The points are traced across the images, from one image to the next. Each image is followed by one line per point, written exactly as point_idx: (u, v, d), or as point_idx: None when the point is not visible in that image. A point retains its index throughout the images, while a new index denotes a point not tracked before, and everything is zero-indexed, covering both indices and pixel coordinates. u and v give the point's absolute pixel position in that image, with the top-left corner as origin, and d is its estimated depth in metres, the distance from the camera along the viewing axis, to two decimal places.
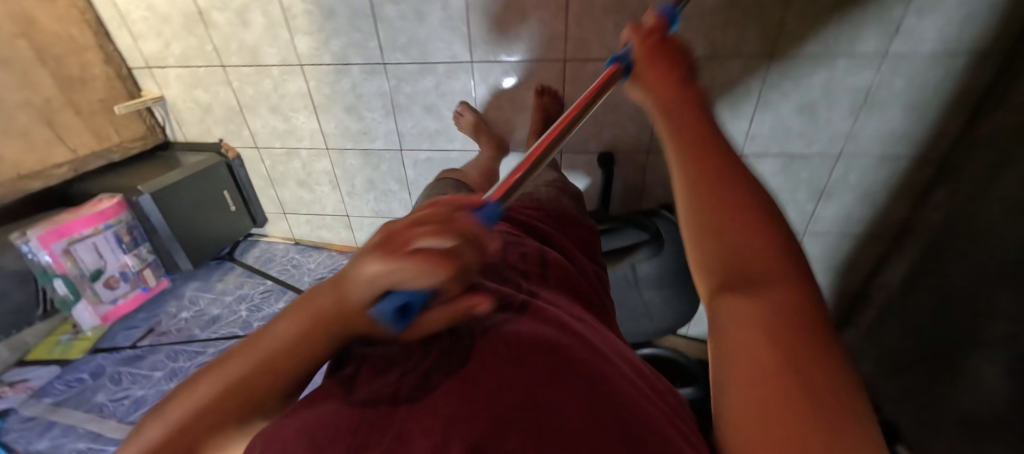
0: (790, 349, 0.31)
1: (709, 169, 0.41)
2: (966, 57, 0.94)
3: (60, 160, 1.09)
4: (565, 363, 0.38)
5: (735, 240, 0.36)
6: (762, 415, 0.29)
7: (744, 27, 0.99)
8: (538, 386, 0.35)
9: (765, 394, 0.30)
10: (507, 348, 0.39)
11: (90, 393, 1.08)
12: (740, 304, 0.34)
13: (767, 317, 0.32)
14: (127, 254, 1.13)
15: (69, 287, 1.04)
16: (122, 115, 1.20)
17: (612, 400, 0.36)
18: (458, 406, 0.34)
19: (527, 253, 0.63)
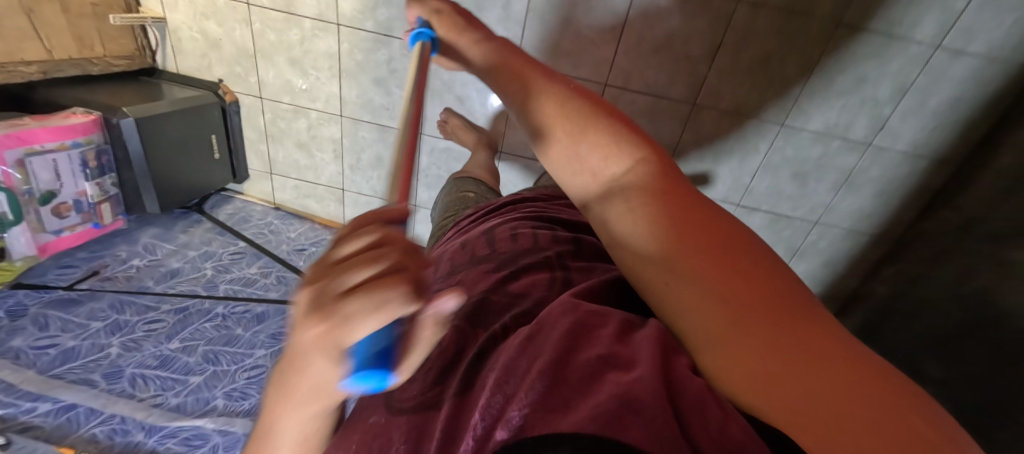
0: (736, 311, 0.36)
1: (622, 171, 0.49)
2: (927, 161, 1.14)
3: (31, 58, 0.93)
4: (591, 332, 0.39)
5: (630, 200, 0.48)
6: (716, 334, 0.36)
7: (768, 95, 1.10)
8: (567, 350, 0.37)
9: (716, 320, 0.37)
10: (541, 326, 0.41)
11: (5, 335, 0.90)
12: (688, 282, 0.40)
13: (677, 251, 0.42)
14: (89, 182, 0.97)
15: (13, 205, 0.86)
16: (114, 26, 1.06)
17: (627, 349, 0.37)
18: (507, 387, 0.35)
19: (557, 236, 0.66)
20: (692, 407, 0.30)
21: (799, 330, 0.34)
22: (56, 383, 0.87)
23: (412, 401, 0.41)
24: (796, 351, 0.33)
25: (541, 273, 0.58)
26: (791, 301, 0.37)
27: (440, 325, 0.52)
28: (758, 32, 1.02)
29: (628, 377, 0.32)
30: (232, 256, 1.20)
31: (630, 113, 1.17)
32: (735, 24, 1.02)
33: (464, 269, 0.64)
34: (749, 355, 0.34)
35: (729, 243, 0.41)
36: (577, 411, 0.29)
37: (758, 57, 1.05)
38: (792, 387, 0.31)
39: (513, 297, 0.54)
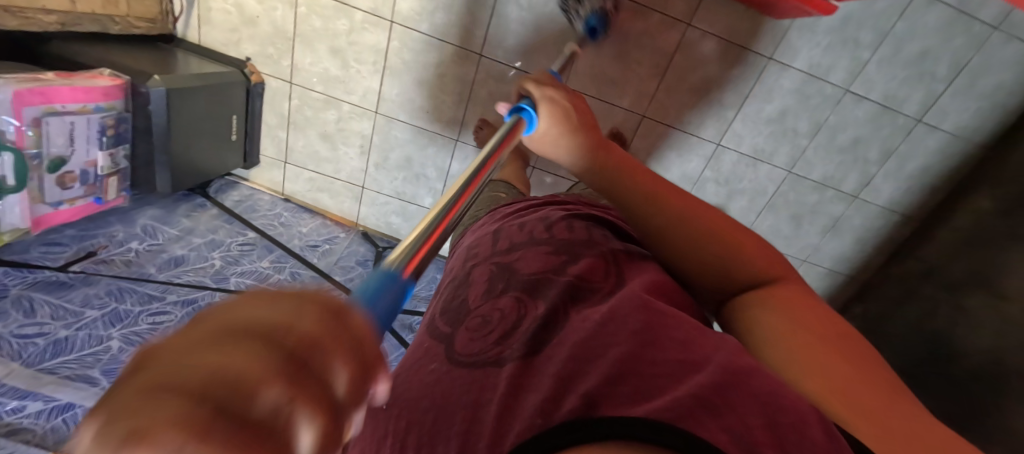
0: (829, 343, 0.43)
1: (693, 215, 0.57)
2: (897, 216, 1.32)
3: (54, 7, 0.82)
4: (674, 333, 0.41)
5: (738, 265, 0.53)
6: (816, 375, 0.40)
7: (781, 145, 1.23)
8: (644, 345, 0.39)
9: (823, 365, 0.41)
10: (609, 318, 0.43)
11: None
12: (778, 317, 0.47)
13: (791, 317, 0.46)
14: (102, 152, 0.86)
15: (20, 173, 0.75)
16: None
17: (706, 355, 0.38)
18: (578, 369, 0.38)
19: (607, 233, 0.63)
20: (777, 406, 0.33)
21: (894, 400, 0.38)
22: (48, 379, 0.74)
23: (473, 358, 0.45)
24: (896, 412, 0.37)
25: (599, 261, 0.55)
26: (889, 381, 0.41)
27: (499, 293, 0.53)
28: (781, 87, 1.15)
29: (704, 378, 0.35)
30: (241, 247, 1.11)
31: (661, 146, 1.24)
32: (764, 78, 1.14)
33: (522, 247, 0.60)
34: (856, 397, 0.38)
35: (804, 302, 0.49)
36: (659, 401, 0.33)
37: (778, 110, 1.18)
38: (894, 434, 0.35)
39: (569, 281, 0.52)
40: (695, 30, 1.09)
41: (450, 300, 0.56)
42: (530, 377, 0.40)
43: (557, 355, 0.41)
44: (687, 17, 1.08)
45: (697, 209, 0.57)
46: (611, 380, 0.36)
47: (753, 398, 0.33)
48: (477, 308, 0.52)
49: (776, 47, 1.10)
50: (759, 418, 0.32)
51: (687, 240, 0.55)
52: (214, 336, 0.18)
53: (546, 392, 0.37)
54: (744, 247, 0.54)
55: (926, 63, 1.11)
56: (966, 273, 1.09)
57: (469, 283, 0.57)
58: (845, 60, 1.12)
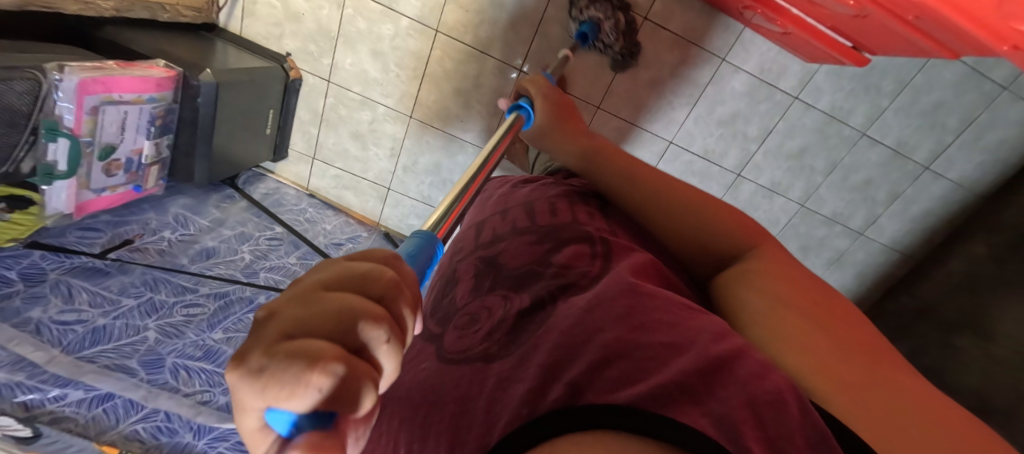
0: (826, 324, 0.40)
1: (677, 196, 0.56)
2: (897, 254, 1.40)
3: None
4: (655, 313, 0.36)
5: (714, 238, 0.52)
6: (812, 357, 0.36)
7: (796, 179, 1.29)
8: (630, 329, 0.35)
9: (800, 336, 0.39)
10: (598, 303, 0.39)
11: (21, 302, 0.75)
12: (769, 291, 0.44)
13: (771, 285, 0.44)
14: (148, 141, 0.86)
15: (70, 160, 0.76)
16: None
17: (693, 334, 0.34)
18: (569, 355, 0.34)
19: (594, 210, 0.56)
20: (756, 382, 0.29)
21: (882, 374, 0.35)
22: (88, 368, 0.74)
23: (461, 354, 0.41)
24: (874, 377, 0.34)
25: (586, 245, 0.48)
26: (873, 349, 0.38)
27: (487, 291, 0.48)
28: (803, 126, 1.20)
29: (683, 360, 0.31)
30: (269, 242, 1.11)
31: (685, 171, 1.28)
32: (788, 116, 1.19)
33: (505, 239, 0.54)
34: (830, 365, 0.35)
35: (799, 283, 0.45)
36: (637, 387, 0.29)
37: (798, 147, 1.23)
38: (869, 396, 0.32)
39: (553, 274, 0.46)
40: (729, 64, 1.14)
41: (441, 296, 0.53)
42: (520, 370, 0.35)
43: (545, 344, 0.37)
44: (723, 52, 1.12)
45: (671, 187, 0.57)
46: (595, 368, 0.32)
47: (733, 375, 0.29)
48: (465, 306, 0.48)
49: (802, 87, 1.15)
50: (739, 398, 0.28)
51: (666, 212, 0.55)
52: (315, 300, 0.24)
53: (531, 383, 0.33)
54: (720, 219, 0.53)
55: (939, 115, 1.18)
56: (957, 313, 1.15)
57: (456, 279, 0.53)
58: (865, 106, 1.17)
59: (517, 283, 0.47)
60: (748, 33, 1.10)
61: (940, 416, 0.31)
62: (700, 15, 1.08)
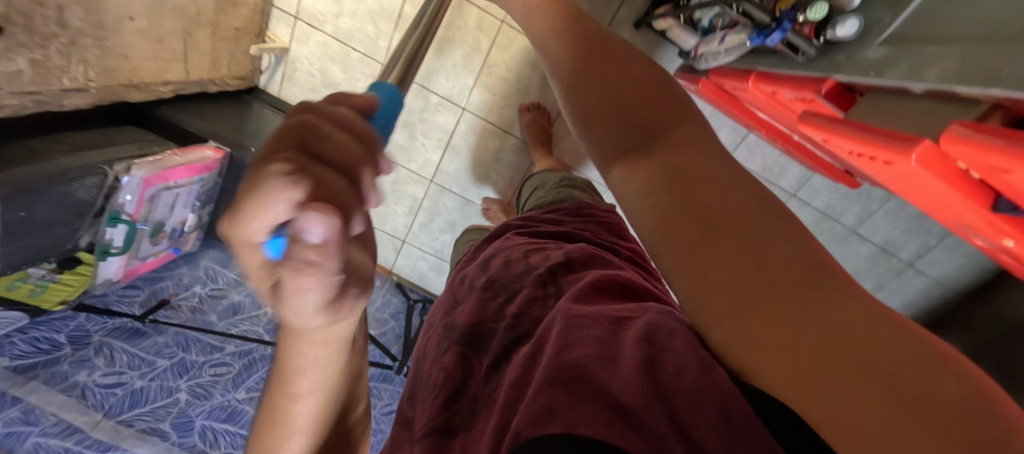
0: (746, 244, 0.26)
1: (595, 61, 0.37)
2: None
3: (171, 78, 0.88)
4: (586, 331, 0.36)
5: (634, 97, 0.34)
6: (746, 328, 0.25)
7: None
8: (560, 350, 0.35)
9: (728, 280, 0.26)
10: (541, 343, 0.39)
11: (69, 366, 0.83)
12: (671, 205, 0.29)
13: (672, 183, 0.30)
14: (193, 212, 0.94)
15: (126, 239, 0.84)
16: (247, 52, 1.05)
17: (619, 347, 0.34)
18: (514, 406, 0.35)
19: (551, 253, 0.57)
20: (689, 410, 0.27)
21: (826, 307, 0.24)
22: (127, 432, 0.82)
23: (427, 427, 0.45)
24: (831, 326, 0.23)
25: (539, 290, 0.51)
26: (816, 258, 0.26)
27: (443, 353, 0.51)
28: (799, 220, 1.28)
29: (621, 383, 0.30)
30: None
31: None
32: None
33: (465, 303, 0.57)
34: (769, 330, 0.24)
35: (703, 170, 0.30)
36: (570, 417, 0.29)
37: None
38: (835, 370, 0.22)
39: (510, 322, 0.49)
40: None
41: (416, 375, 0.57)
42: (479, 435, 0.39)
43: (498, 402, 0.38)
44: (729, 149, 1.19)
45: (600, 39, 0.38)
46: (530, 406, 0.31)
47: (656, 380, 0.30)
48: (430, 372, 0.51)
49: (800, 187, 1.23)
50: (665, 414, 0.28)
51: (593, 84, 0.36)
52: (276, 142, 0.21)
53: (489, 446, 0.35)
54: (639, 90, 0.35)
55: (925, 222, 1.25)
56: None
57: (425, 356, 0.56)
58: (858, 207, 1.25)
59: (478, 338, 0.50)
60: (753, 137, 1.17)
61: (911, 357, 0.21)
62: (712, 115, 1.15)
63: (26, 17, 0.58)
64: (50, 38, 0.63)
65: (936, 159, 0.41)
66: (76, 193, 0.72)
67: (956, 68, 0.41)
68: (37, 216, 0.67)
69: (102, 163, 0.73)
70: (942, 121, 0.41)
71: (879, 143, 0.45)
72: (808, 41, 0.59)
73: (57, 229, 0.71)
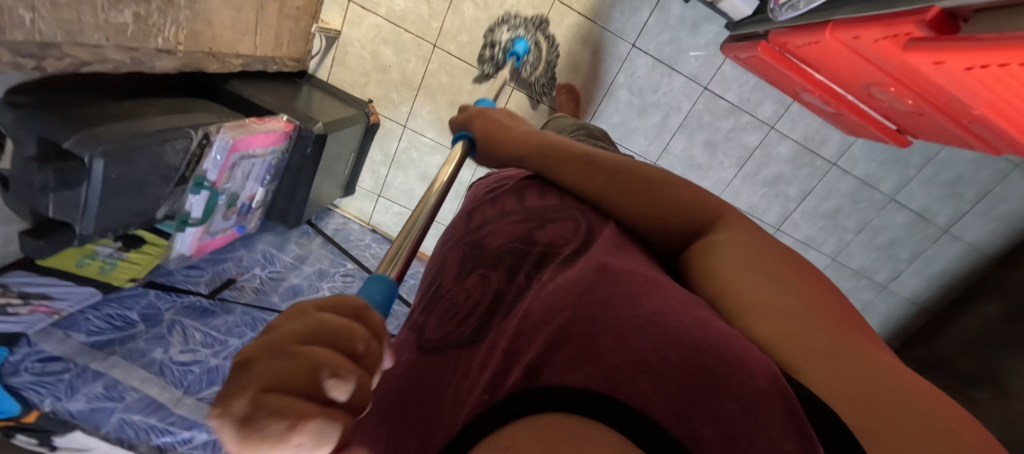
0: (826, 322, 0.35)
1: (621, 183, 0.52)
2: (912, 307, 1.54)
3: (242, 51, 0.88)
4: (620, 288, 0.35)
5: (673, 205, 0.50)
6: (822, 359, 0.31)
7: (826, 236, 1.40)
8: (589, 298, 0.33)
9: (774, 310, 0.36)
10: (562, 283, 0.36)
11: (144, 342, 0.80)
12: (764, 277, 0.40)
13: (742, 260, 0.41)
14: (261, 186, 0.92)
15: (205, 210, 0.82)
16: (305, 34, 1.07)
17: (651, 305, 0.32)
18: (524, 340, 0.32)
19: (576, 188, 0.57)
20: (727, 376, 0.27)
21: (890, 378, 0.30)
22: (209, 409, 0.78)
23: (440, 343, 0.40)
24: (854, 352, 0.32)
25: (565, 223, 0.48)
26: (838, 316, 0.37)
27: (466, 274, 0.46)
28: (838, 189, 1.32)
29: (643, 342, 0.29)
30: (345, 279, 1.13)
31: None
32: (826, 179, 1.31)
33: (490, 222, 0.52)
34: (803, 334, 0.34)
35: (788, 269, 0.41)
36: (594, 363, 0.27)
37: (832, 208, 1.35)
38: (851, 378, 0.29)
39: (539, 254, 0.45)
40: (777, 131, 1.24)
41: (431, 287, 0.50)
42: (472, 357, 0.36)
43: (504, 332, 0.35)
44: (772, 121, 1.23)
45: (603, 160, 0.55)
46: (550, 346, 0.29)
47: (678, 354, 0.28)
48: (449, 290, 0.45)
49: (840, 155, 1.27)
50: (691, 381, 0.27)
51: (630, 194, 0.51)
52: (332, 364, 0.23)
53: (491, 367, 0.31)
54: (648, 182, 0.52)
55: (958, 186, 1.30)
56: (974, 366, 1.32)
57: (443, 267, 0.51)
58: (894, 175, 1.29)
59: (480, 288, 0.44)
60: (796, 106, 1.21)
61: (940, 411, 0.27)
62: (755, 87, 1.19)
63: None
64: None
65: None
66: (166, 157, 0.70)
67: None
68: (132, 175, 0.65)
69: (189, 126, 0.71)
70: None
71: (1006, 47, 0.48)
72: None
73: (146, 192, 0.70)
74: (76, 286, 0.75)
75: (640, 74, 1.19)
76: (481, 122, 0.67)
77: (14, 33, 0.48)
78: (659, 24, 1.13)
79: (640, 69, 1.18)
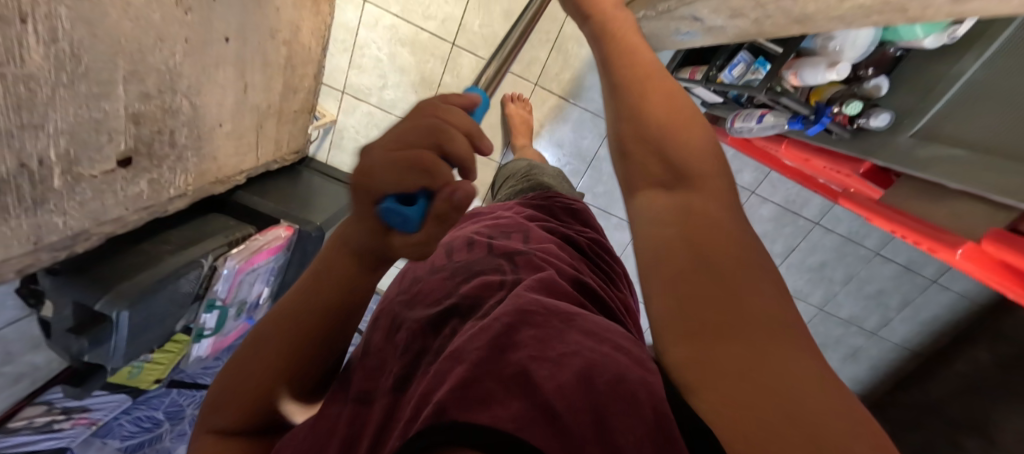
0: (757, 324, 0.31)
1: (626, 87, 0.41)
2: (905, 351, 1.57)
3: (245, 167, 0.97)
4: (536, 328, 0.38)
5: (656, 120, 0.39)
6: (729, 391, 0.29)
7: (813, 288, 1.45)
8: (503, 347, 0.36)
9: (701, 313, 0.32)
10: (481, 326, 0.39)
11: (171, 439, 1.01)
12: (696, 262, 0.34)
13: (680, 261, 0.35)
14: (266, 285, 1.01)
15: (218, 321, 0.92)
16: (304, 129, 1.16)
17: (563, 348, 0.35)
18: (440, 377, 0.35)
19: (512, 237, 0.62)
20: (624, 426, 0.29)
21: (806, 406, 0.27)
22: None
23: (365, 392, 0.45)
24: (773, 371, 0.29)
25: (495, 276, 0.52)
26: (780, 310, 0.32)
27: (397, 330, 0.50)
28: (823, 245, 1.35)
29: (549, 385, 0.31)
30: None
31: None
32: (809, 236, 1.34)
33: (422, 280, 0.57)
34: (722, 355, 0.31)
35: (740, 248, 0.35)
36: (507, 409, 0.30)
37: (817, 262, 1.39)
38: (758, 411, 0.27)
39: (466, 308, 0.49)
40: (758, 196, 1.29)
41: (360, 345, 0.54)
42: (395, 411, 0.40)
43: (424, 378, 0.39)
44: (752, 186, 1.27)
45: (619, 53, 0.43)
46: (452, 385, 0.33)
47: (586, 399, 0.31)
48: (377, 349, 0.50)
49: (823, 215, 1.30)
50: (590, 426, 0.29)
51: (619, 105, 0.41)
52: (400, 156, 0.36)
53: (407, 416, 0.35)
54: (652, 93, 0.40)
55: None
56: (963, 415, 1.34)
57: (371, 328, 0.56)
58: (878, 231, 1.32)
59: (414, 328, 0.48)
60: (775, 173, 1.25)
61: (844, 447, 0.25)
62: (734, 157, 1.23)
63: (146, 146, 0.68)
64: (163, 158, 0.72)
65: (982, 254, 0.53)
66: (182, 288, 0.79)
67: (993, 179, 0.48)
68: (153, 314, 0.74)
69: (199, 256, 0.80)
70: (977, 225, 0.50)
71: (926, 233, 0.57)
72: (844, 127, 0.63)
73: (167, 321, 0.79)
74: (108, 395, 0.87)
75: None
76: None
77: (48, 234, 0.57)
78: None
79: None
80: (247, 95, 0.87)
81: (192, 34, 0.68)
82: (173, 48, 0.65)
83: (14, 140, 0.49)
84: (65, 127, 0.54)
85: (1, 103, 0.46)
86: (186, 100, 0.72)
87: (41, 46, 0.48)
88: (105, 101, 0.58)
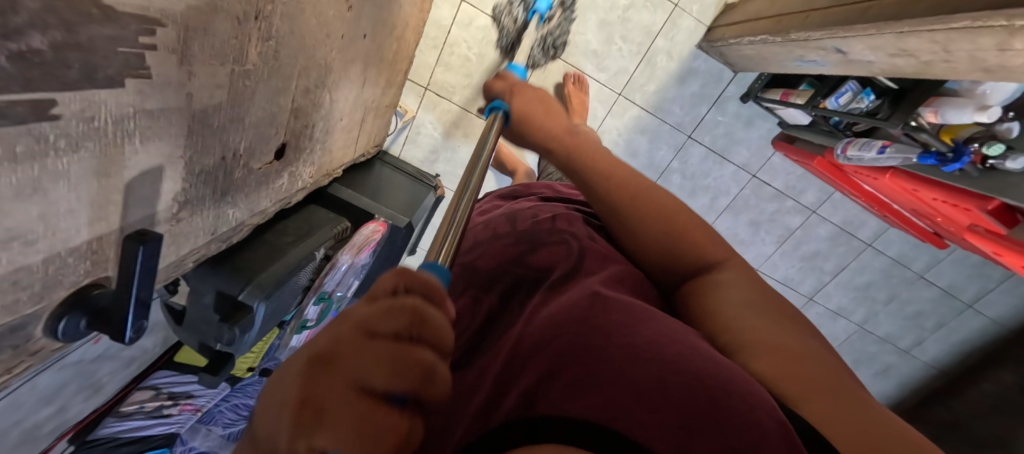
0: (804, 354, 0.42)
1: (649, 217, 0.57)
2: (932, 371, 1.64)
3: (344, 160, 0.96)
4: (617, 315, 0.40)
5: (683, 245, 0.55)
6: (804, 393, 0.37)
7: (855, 306, 1.50)
8: (588, 333, 0.38)
9: (769, 338, 0.43)
10: (560, 311, 0.42)
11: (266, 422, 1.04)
12: (761, 314, 0.46)
13: (747, 308, 0.47)
14: (356, 279, 1.02)
15: (318, 314, 0.92)
16: (389, 123, 1.15)
17: (648, 335, 0.37)
18: (527, 365, 0.38)
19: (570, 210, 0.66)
20: (730, 408, 0.31)
21: (865, 412, 0.36)
22: None
23: None
24: (834, 388, 0.38)
25: (560, 243, 0.55)
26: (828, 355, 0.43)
27: (460, 294, 0.55)
28: (873, 266, 1.41)
29: (642, 370, 0.34)
30: None
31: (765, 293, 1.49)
32: (860, 257, 1.39)
33: (486, 244, 0.60)
34: (793, 367, 0.40)
35: (790, 315, 0.48)
36: (606, 392, 0.32)
37: (864, 282, 1.44)
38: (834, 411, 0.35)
39: (533, 279, 0.52)
40: (818, 215, 1.33)
41: None
42: (465, 379, 0.42)
43: (503, 354, 0.41)
44: (814, 205, 1.31)
45: (634, 183, 0.60)
46: (552, 376, 0.35)
47: (684, 387, 0.32)
48: None
49: (876, 237, 1.35)
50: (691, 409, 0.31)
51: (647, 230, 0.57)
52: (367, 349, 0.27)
53: (485, 401, 0.36)
54: (666, 213, 0.58)
55: (986, 268, 1.38)
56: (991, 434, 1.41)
57: None
58: (926, 256, 1.38)
59: (484, 289, 0.53)
60: (838, 195, 1.29)
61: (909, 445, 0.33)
62: (800, 177, 1.27)
63: (295, 140, 0.68)
64: (301, 151, 0.72)
65: None
66: (300, 280, 0.80)
67: None
68: (279, 302, 0.75)
69: (314, 249, 0.80)
70: None
71: None
72: (973, 164, 0.68)
73: (284, 310, 0.79)
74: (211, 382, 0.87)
75: (692, 162, 1.26)
76: (518, 98, 0.72)
77: (222, 225, 0.58)
78: (715, 120, 1.21)
79: (693, 157, 1.26)
80: (363, 91, 0.88)
81: (346, 31, 0.68)
82: (333, 45, 0.65)
83: (224, 133, 0.49)
84: (255, 121, 0.55)
85: (225, 97, 0.47)
86: (328, 95, 0.72)
87: (259, 43, 0.48)
88: (282, 97, 0.59)
